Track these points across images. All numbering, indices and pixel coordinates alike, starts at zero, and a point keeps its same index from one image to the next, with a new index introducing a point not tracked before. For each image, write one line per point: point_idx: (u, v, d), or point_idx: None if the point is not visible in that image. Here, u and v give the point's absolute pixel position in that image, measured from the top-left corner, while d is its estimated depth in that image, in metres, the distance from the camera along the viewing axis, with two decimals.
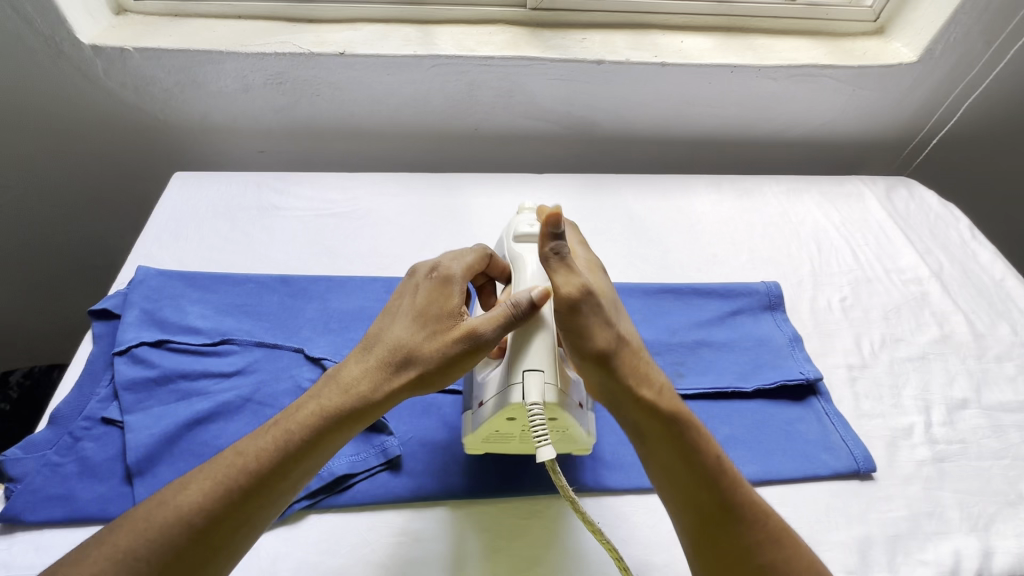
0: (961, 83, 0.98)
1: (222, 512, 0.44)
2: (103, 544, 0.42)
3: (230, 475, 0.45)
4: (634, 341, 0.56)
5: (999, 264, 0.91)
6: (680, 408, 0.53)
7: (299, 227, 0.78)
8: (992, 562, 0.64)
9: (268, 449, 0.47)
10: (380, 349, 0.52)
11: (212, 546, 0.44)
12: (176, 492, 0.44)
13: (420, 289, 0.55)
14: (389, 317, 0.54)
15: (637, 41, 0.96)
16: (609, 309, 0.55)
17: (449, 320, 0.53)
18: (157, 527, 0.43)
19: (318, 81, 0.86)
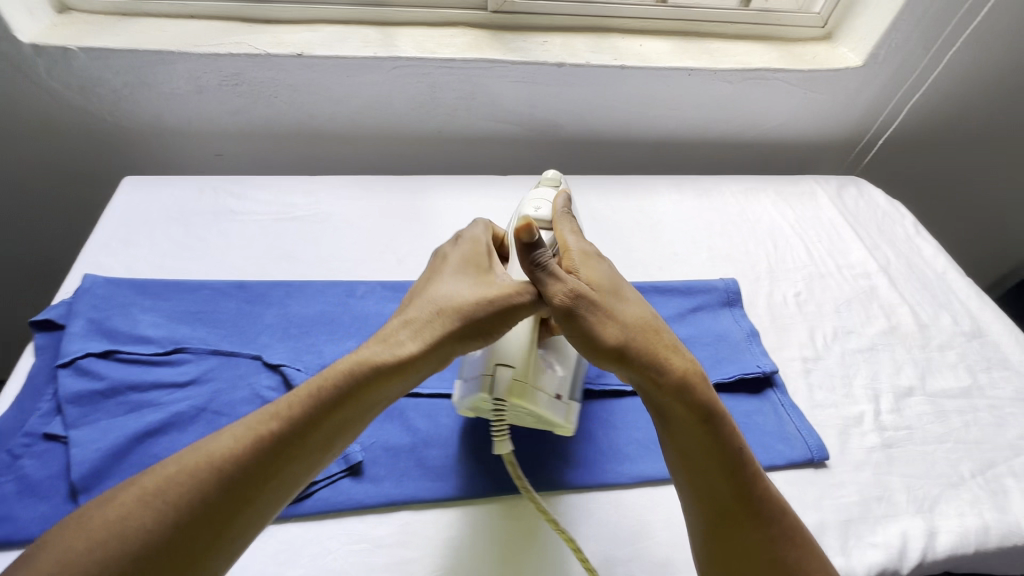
0: (906, 83, 1.10)
1: (254, 458, 0.44)
2: (129, 488, 0.42)
3: (268, 423, 0.46)
4: (654, 332, 0.53)
5: (941, 258, 0.96)
6: (708, 400, 0.51)
7: (257, 231, 0.81)
8: (936, 542, 0.61)
9: (306, 399, 0.47)
10: (418, 304, 0.54)
11: (246, 496, 0.43)
12: (211, 439, 0.45)
13: (451, 258, 0.58)
14: (424, 285, 0.57)
15: (597, 44, 1.00)
16: (610, 303, 0.53)
17: (481, 280, 0.55)
18: (188, 469, 0.42)
19: (276, 82, 0.90)
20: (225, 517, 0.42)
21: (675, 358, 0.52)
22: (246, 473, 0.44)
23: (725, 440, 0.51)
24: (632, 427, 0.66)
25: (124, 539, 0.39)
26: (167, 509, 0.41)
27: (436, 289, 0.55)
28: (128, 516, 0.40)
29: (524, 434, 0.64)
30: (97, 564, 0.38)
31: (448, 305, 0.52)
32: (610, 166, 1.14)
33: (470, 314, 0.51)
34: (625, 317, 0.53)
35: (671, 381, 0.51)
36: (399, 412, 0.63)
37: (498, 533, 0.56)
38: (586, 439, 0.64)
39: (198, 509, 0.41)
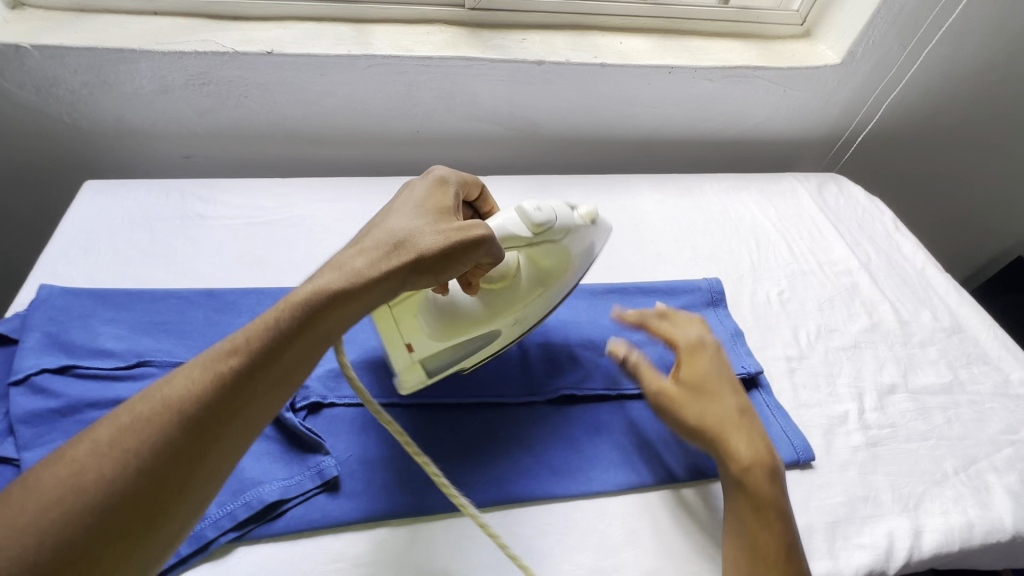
0: (884, 80, 1.10)
1: (216, 394, 0.40)
2: (69, 448, 0.36)
3: (226, 359, 0.41)
4: (736, 422, 0.60)
5: (920, 254, 0.97)
6: (767, 489, 0.56)
7: (227, 237, 0.78)
8: (922, 541, 0.61)
9: (267, 332, 0.43)
10: (376, 235, 0.51)
11: (211, 436, 0.39)
12: (161, 383, 0.40)
13: (401, 199, 0.56)
14: (372, 223, 0.54)
15: (577, 42, 0.98)
16: (704, 392, 0.62)
17: (437, 218, 0.53)
18: (143, 415, 0.38)
19: (245, 80, 0.86)
20: (192, 458, 0.38)
21: (744, 446, 0.58)
22: (210, 413, 0.39)
23: (774, 520, 0.55)
24: (617, 432, 0.65)
25: (74, 497, 0.34)
26: (123, 456, 0.36)
27: (389, 224, 0.52)
28: (76, 471, 0.35)
29: (506, 442, 0.62)
30: (48, 528, 0.33)
31: (405, 238, 0.50)
32: (592, 165, 1.13)
33: (430, 248, 0.49)
34: (710, 408, 0.61)
35: (738, 461, 0.58)
36: (377, 423, 0.61)
37: (481, 546, 0.55)
38: (570, 445, 0.63)
39: (160, 453, 0.37)
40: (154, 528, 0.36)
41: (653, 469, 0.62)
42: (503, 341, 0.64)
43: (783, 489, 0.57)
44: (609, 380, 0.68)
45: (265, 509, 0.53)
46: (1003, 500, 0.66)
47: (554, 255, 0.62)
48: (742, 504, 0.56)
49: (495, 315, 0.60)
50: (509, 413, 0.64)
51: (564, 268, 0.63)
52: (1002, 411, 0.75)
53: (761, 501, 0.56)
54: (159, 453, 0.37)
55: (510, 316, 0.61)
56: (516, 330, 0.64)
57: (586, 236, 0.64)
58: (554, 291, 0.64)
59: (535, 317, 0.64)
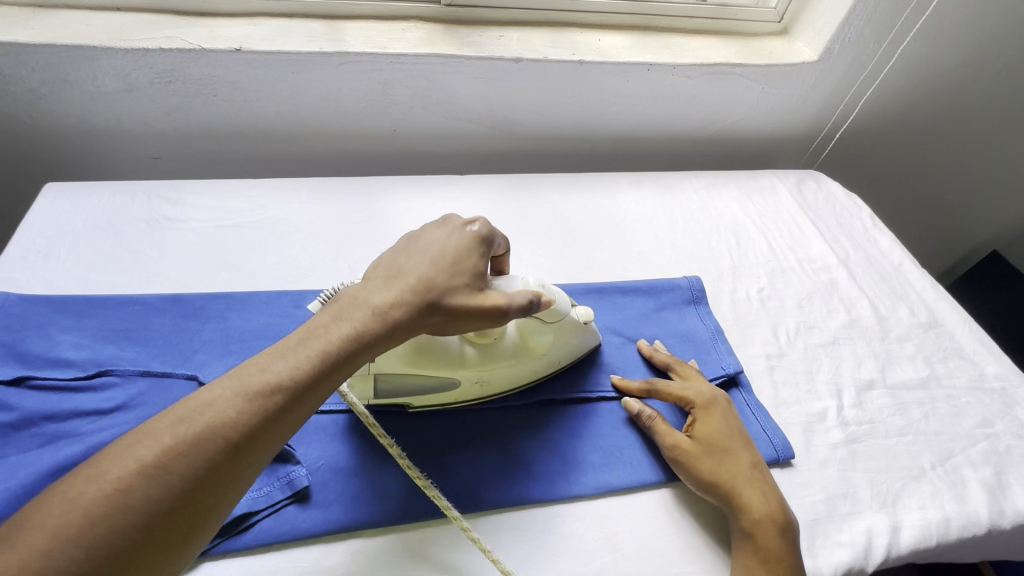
0: (860, 77, 1.11)
1: (256, 423, 0.41)
2: (106, 466, 0.37)
3: (258, 387, 0.42)
4: (754, 481, 0.58)
5: (897, 250, 0.98)
6: (781, 546, 0.54)
7: (195, 240, 0.76)
8: (900, 537, 0.61)
9: (298, 364, 0.44)
10: (412, 279, 0.51)
11: (240, 463, 0.41)
12: (196, 406, 0.41)
13: (440, 232, 0.56)
14: (407, 253, 0.54)
15: (555, 39, 0.97)
16: (719, 448, 0.60)
17: (474, 266, 0.54)
18: (189, 441, 0.39)
19: (213, 79, 0.84)
20: (221, 484, 0.40)
21: (756, 502, 0.57)
22: (242, 442, 0.41)
23: None
24: (596, 434, 0.64)
25: (112, 517, 0.36)
26: (161, 479, 0.38)
27: (426, 264, 0.53)
28: (116, 491, 0.36)
29: (483, 447, 0.61)
30: (88, 545, 0.35)
31: (439, 288, 0.51)
32: (573, 163, 1.12)
33: (457, 309, 0.52)
34: (727, 464, 0.59)
35: (749, 516, 0.56)
36: (350, 430, 0.59)
37: (457, 554, 0.54)
38: (549, 449, 0.62)
39: (203, 479, 0.39)
40: (180, 548, 0.38)
41: (632, 472, 0.61)
42: (456, 395, 0.62)
43: (796, 548, 0.55)
44: (588, 382, 0.68)
45: (231, 522, 0.52)
46: (979, 494, 0.66)
47: (544, 336, 0.63)
48: (753, 559, 0.54)
49: (469, 364, 0.58)
50: (486, 417, 0.63)
51: (545, 355, 0.64)
52: (978, 405, 0.76)
53: (773, 557, 0.54)
54: (194, 479, 0.39)
55: (477, 375, 0.60)
56: (475, 389, 0.62)
57: (575, 338, 0.66)
58: (527, 368, 0.63)
59: (498, 385, 0.63)
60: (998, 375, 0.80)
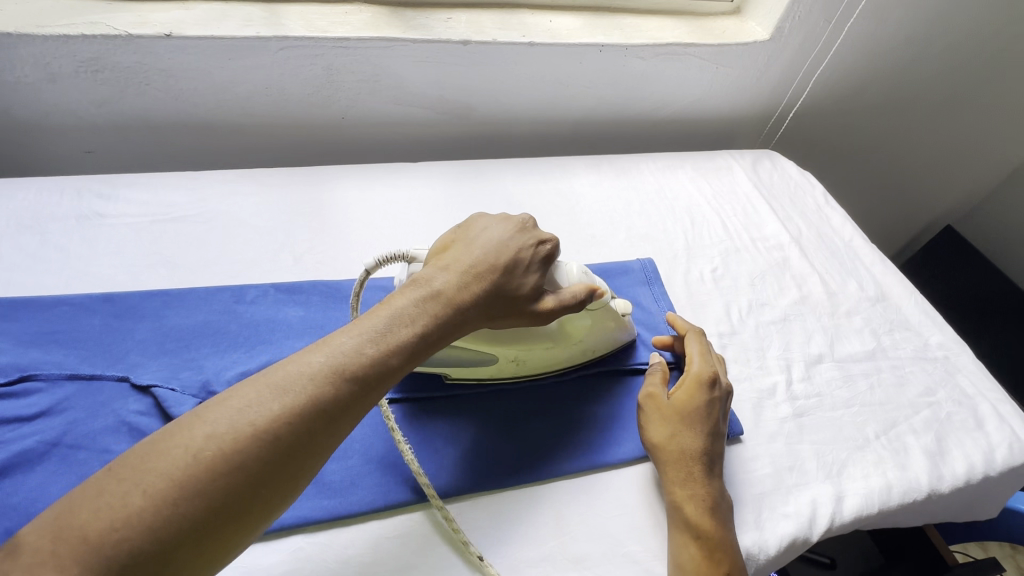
0: (811, 56, 1.12)
1: (352, 394, 0.42)
2: (220, 424, 0.38)
3: (354, 364, 0.43)
4: (701, 458, 0.58)
5: (847, 226, 1.00)
6: (703, 525, 0.54)
7: (130, 235, 0.73)
8: (843, 506, 0.62)
9: (391, 346, 0.45)
10: (489, 279, 0.52)
11: (334, 433, 0.42)
12: (299, 375, 0.41)
13: (519, 232, 0.57)
14: (488, 247, 0.55)
15: (505, 21, 0.95)
16: (683, 421, 0.60)
17: (546, 270, 0.56)
18: (295, 408, 0.40)
19: (144, 66, 0.80)
20: (319, 453, 0.41)
21: (691, 480, 0.57)
22: (339, 414, 0.42)
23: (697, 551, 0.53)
24: (549, 419, 0.64)
25: (228, 475, 0.36)
26: (273, 442, 0.38)
27: (508, 264, 0.54)
28: (234, 453, 0.37)
29: (430, 436, 0.60)
30: (209, 498, 0.36)
31: (518, 290, 0.54)
32: (529, 147, 1.11)
33: (523, 309, 0.54)
34: (680, 437, 0.59)
35: (681, 492, 0.56)
36: None
37: (403, 545, 0.53)
38: (502, 436, 0.61)
39: (302, 446, 0.40)
40: (274, 509, 0.39)
41: (587, 457, 0.61)
42: (492, 370, 0.63)
43: (724, 529, 0.55)
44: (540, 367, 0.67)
45: None
46: (920, 461, 0.68)
47: (583, 322, 0.62)
48: (676, 530, 0.55)
49: (506, 344, 0.59)
50: (436, 407, 0.62)
51: (581, 340, 0.65)
52: (921, 375, 0.78)
53: (694, 533, 0.54)
54: (299, 447, 0.39)
55: (515, 352, 0.61)
56: (510, 366, 0.63)
57: (612, 329, 0.66)
58: (562, 351, 0.64)
59: (533, 365, 0.64)
60: (941, 345, 0.82)
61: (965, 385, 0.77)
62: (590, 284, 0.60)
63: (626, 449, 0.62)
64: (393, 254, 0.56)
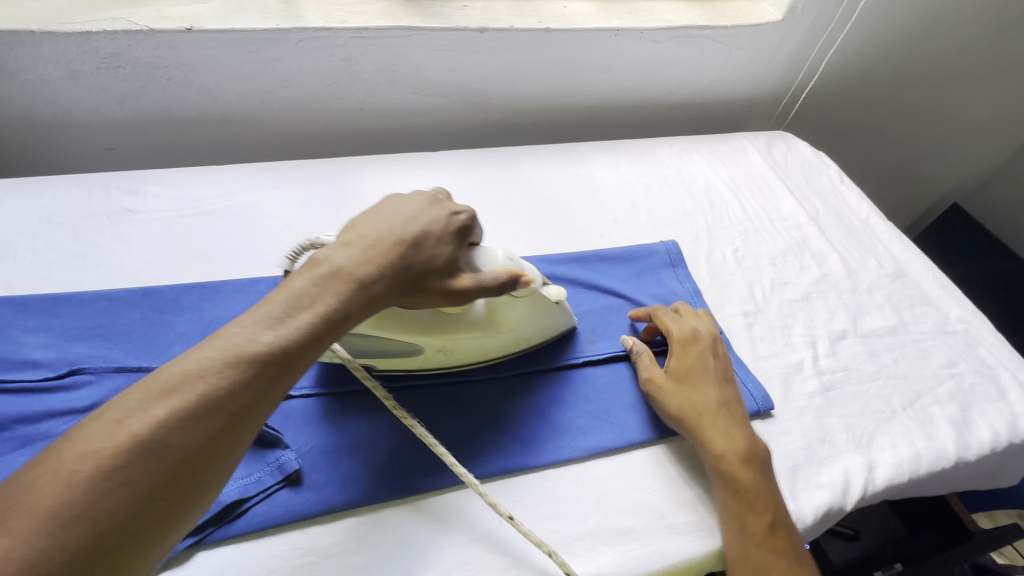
0: (823, 36, 1.12)
1: (251, 386, 0.40)
2: (94, 442, 0.35)
3: (248, 353, 0.40)
4: (719, 413, 0.60)
5: (863, 204, 1.01)
6: (745, 479, 0.56)
7: (160, 230, 0.73)
8: (875, 475, 0.64)
9: (290, 330, 0.43)
10: (395, 253, 0.50)
11: (239, 432, 0.40)
12: (186, 375, 0.38)
13: (428, 207, 0.56)
14: (393, 221, 0.52)
15: (520, 7, 0.95)
16: (691, 384, 0.63)
17: (459, 242, 0.55)
18: (185, 410, 0.37)
19: (165, 61, 0.80)
20: (223, 453, 0.39)
21: (720, 436, 0.59)
22: (241, 410, 0.39)
23: (750, 505, 0.55)
24: (582, 398, 0.65)
25: (113, 494, 0.34)
26: (164, 449, 0.36)
27: (417, 235, 0.52)
28: (114, 468, 0.34)
29: (473, 419, 0.62)
30: (92, 523, 0.33)
31: (429, 264, 0.52)
32: (544, 135, 1.11)
33: (436, 285, 0.53)
34: (693, 400, 0.61)
35: (715, 450, 0.58)
36: (339, 410, 0.59)
37: (455, 524, 0.54)
38: (540, 417, 0.63)
39: (201, 447, 0.37)
40: (181, 520, 0.37)
41: (620, 432, 0.63)
42: (418, 361, 0.63)
43: (765, 476, 0.57)
44: (572, 349, 0.69)
45: (224, 511, 0.51)
46: (946, 430, 0.69)
47: (513, 310, 0.61)
48: (723, 491, 0.57)
49: (430, 333, 0.58)
50: (472, 391, 0.64)
51: (511, 330, 0.63)
52: (943, 347, 0.79)
53: (740, 491, 0.56)
54: (196, 449, 0.37)
55: (441, 342, 0.60)
56: (439, 357, 0.62)
57: (549, 317, 0.65)
58: (492, 341, 0.63)
59: (462, 356, 0.63)
60: (961, 319, 0.84)
61: (987, 356, 0.79)
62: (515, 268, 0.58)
63: (660, 426, 0.64)
64: (306, 244, 0.54)
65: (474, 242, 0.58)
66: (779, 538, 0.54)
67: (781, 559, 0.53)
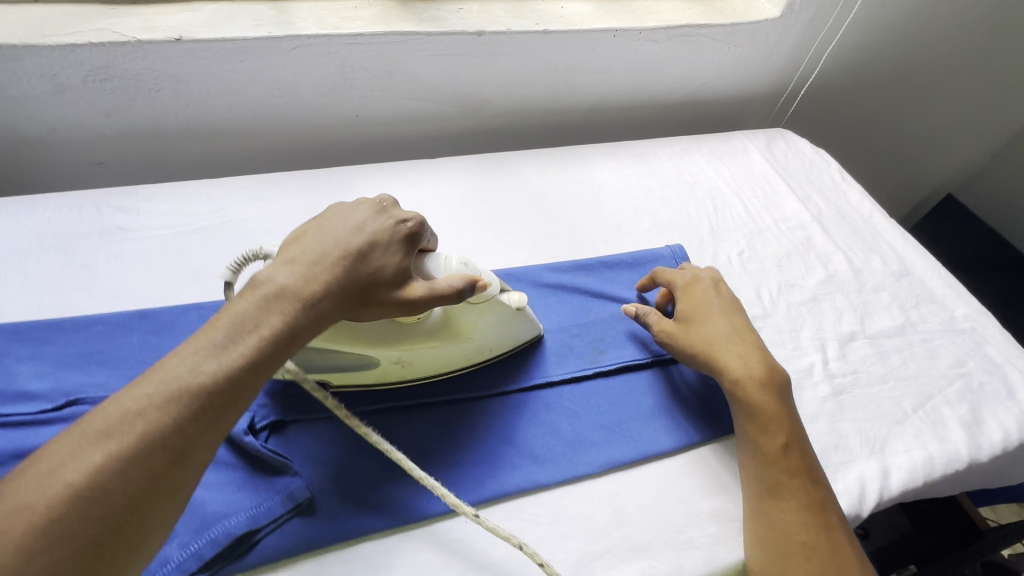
0: (821, 32, 1.11)
1: (195, 422, 0.40)
2: (28, 497, 0.34)
3: (190, 386, 0.40)
4: (732, 343, 0.64)
5: (866, 202, 1.01)
6: (761, 401, 0.60)
7: (155, 249, 0.71)
8: (890, 480, 0.64)
9: (233, 358, 0.42)
10: (341, 266, 0.50)
11: (184, 469, 0.39)
12: (123, 417, 0.38)
13: (375, 216, 0.56)
14: (338, 235, 0.53)
15: (517, 9, 0.93)
16: (703, 321, 0.66)
17: (408, 249, 0.54)
18: (126, 454, 0.37)
19: (154, 73, 0.77)
20: (169, 493, 0.38)
21: (738, 363, 0.62)
22: (185, 446, 0.39)
23: (768, 425, 0.58)
24: (595, 411, 0.64)
25: (51, 548, 0.34)
26: (102, 497, 0.36)
27: (362, 246, 0.52)
28: (50, 523, 0.34)
29: (485, 436, 0.60)
30: None
31: (376, 274, 0.51)
32: (543, 138, 1.10)
33: (384, 294, 0.52)
34: (706, 336, 0.65)
35: (735, 376, 0.62)
36: (348, 433, 0.58)
37: (471, 547, 0.53)
38: (552, 431, 0.62)
39: (144, 489, 0.37)
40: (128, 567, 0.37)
41: (634, 444, 0.62)
42: (376, 376, 0.60)
43: (781, 399, 0.60)
44: (582, 360, 0.68)
45: (234, 543, 0.49)
46: (958, 431, 0.69)
47: (469, 317, 0.59)
48: (743, 415, 0.60)
49: (385, 344, 0.56)
50: (483, 407, 0.63)
51: (473, 338, 0.61)
52: (951, 346, 0.79)
53: (759, 412, 0.59)
54: (139, 493, 0.37)
55: (397, 355, 0.58)
56: (397, 370, 0.60)
57: (511, 323, 0.64)
58: (453, 350, 0.61)
59: (421, 367, 0.61)
60: (968, 316, 0.84)
61: (994, 354, 0.79)
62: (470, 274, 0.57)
63: (674, 437, 0.63)
64: (248, 256, 0.54)
65: (426, 247, 0.58)
66: (792, 458, 0.57)
67: (795, 479, 0.56)
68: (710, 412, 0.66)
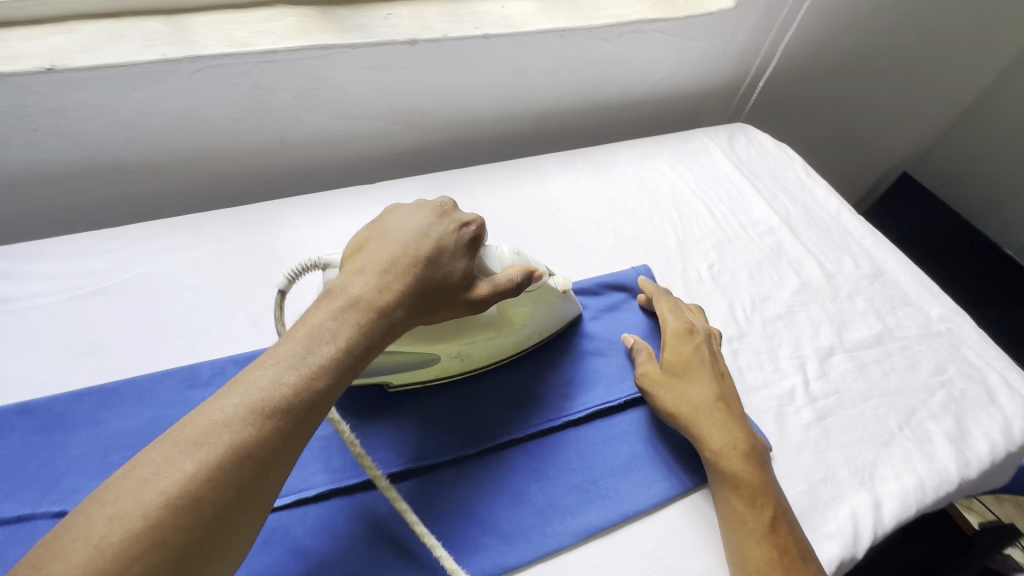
0: (776, 21, 1.07)
1: (282, 431, 0.39)
2: (126, 504, 0.32)
3: (275, 397, 0.39)
4: (717, 404, 0.60)
5: (832, 199, 0.97)
6: (743, 471, 0.56)
7: (40, 322, 0.60)
8: (883, 513, 0.60)
9: (313, 369, 0.41)
10: (415, 272, 0.50)
11: (266, 482, 0.38)
12: (213, 427, 0.37)
13: (436, 220, 0.54)
14: (405, 241, 0.52)
15: (453, 12, 0.84)
16: (687, 378, 0.62)
17: (473, 253, 0.54)
18: (217, 463, 0.35)
19: (27, 109, 0.66)
20: (255, 506, 0.37)
21: (720, 432, 0.58)
22: (268, 457, 0.38)
23: (753, 499, 0.55)
24: (566, 468, 0.58)
25: (145, 556, 0.31)
26: (197, 506, 0.34)
27: (431, 252, 0.51)
28: (148, 531, 0.32)
29: (445, 514, 0.53)
30: None
31: (447, 278, 0.51)
32: (493, 150, 1.02)
33: (455, 297, 0.52)
34: (693, 396, 0.61)
35: (717, 446, 0.58)
36: (284, 530, 0.50)
37: None
38: (521, 499, 0.55)
39: (232, 500, 0.35)
40: None
41: (613, 505, 0.55)
42: (436, 371, 0.60)
43: (763, 468, 0.57)
44: (550, 409, 0.61)
45: None
46: (945, 447, 0.66)
47: (523, 306, 0.61)
48: (725, 488, 0.56)
49: (445, 342, 0.56)
50: (441, 479, 0.55)
51: (525, 324, 0.62)
52: (930, 353, 0.76)
53: (742, 485, 0.56)
54: (229, 504, 0.35)
55: (456, 349, 0.58)
56: (454, 364, 0.60)
57: (557, 307, 0.65)
58: (507, 338, 0.62)
59: (479, 359, 0.62)
60: (943, 317, 0.81)
61: (972, 357, 0.76)
62: (525, 264, 0.58)
63: (656, 490, 0.57)
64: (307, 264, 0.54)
65: (483, 245, 0.57)
66: (779, 535, 0.53)
67: (784, 557, 0.52)
68: (693, 461, 0.60)
